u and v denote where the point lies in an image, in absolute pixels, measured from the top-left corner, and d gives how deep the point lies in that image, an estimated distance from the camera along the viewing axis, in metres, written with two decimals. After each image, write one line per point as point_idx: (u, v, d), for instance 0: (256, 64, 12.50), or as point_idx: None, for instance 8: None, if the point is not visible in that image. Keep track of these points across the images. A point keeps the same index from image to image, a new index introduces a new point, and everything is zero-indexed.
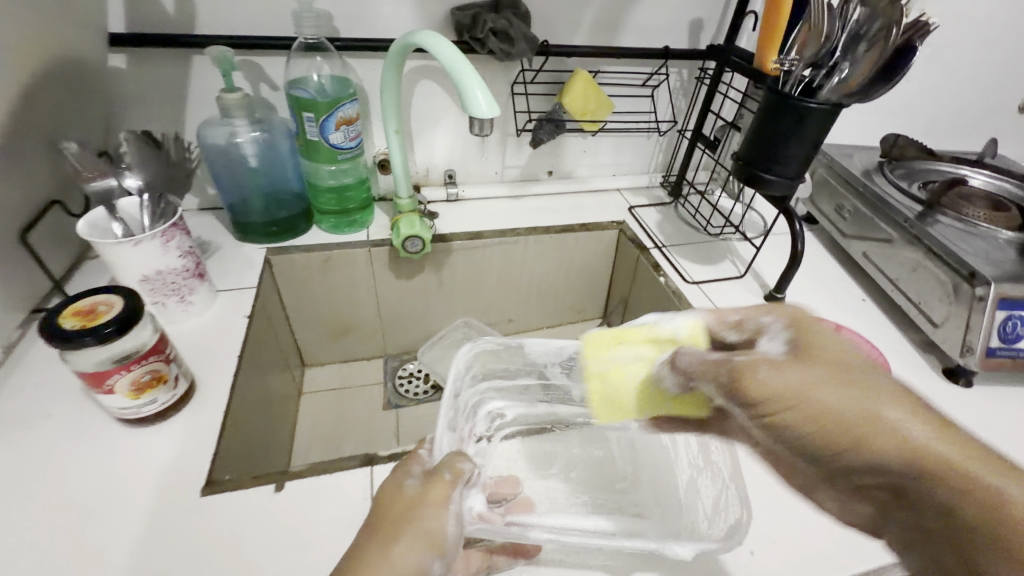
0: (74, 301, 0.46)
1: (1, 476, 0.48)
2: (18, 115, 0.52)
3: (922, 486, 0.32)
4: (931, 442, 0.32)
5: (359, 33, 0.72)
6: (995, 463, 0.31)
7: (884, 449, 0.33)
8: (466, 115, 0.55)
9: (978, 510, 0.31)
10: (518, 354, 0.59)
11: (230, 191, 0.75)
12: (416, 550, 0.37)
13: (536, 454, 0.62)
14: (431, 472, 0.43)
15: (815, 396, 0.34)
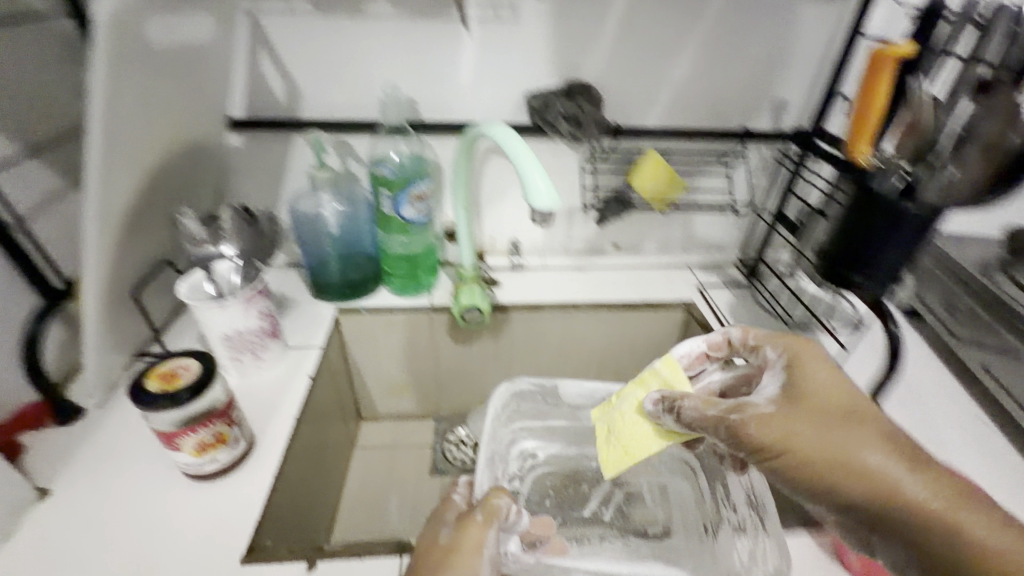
0: (161, 364, 0.51)
1: (80, 512, 0.53)
2: (151, 192, 0.60)
3: (896, 522, 0.40)
4: (898, 481, 0.40)
5: (438, 115, 0.78)
6: (950, 496, 0.39)
7: (862, 487, 0.41)
8: (527, 205, 0.56)
9: (942, 538, 0.38)
10: (551, 394, 0.69)
11: (311, 254, 0.81)
12: None
13: (564, 489, 0.75)
14: (463, 518, 0.49)
15: (800, 443, 0.44)
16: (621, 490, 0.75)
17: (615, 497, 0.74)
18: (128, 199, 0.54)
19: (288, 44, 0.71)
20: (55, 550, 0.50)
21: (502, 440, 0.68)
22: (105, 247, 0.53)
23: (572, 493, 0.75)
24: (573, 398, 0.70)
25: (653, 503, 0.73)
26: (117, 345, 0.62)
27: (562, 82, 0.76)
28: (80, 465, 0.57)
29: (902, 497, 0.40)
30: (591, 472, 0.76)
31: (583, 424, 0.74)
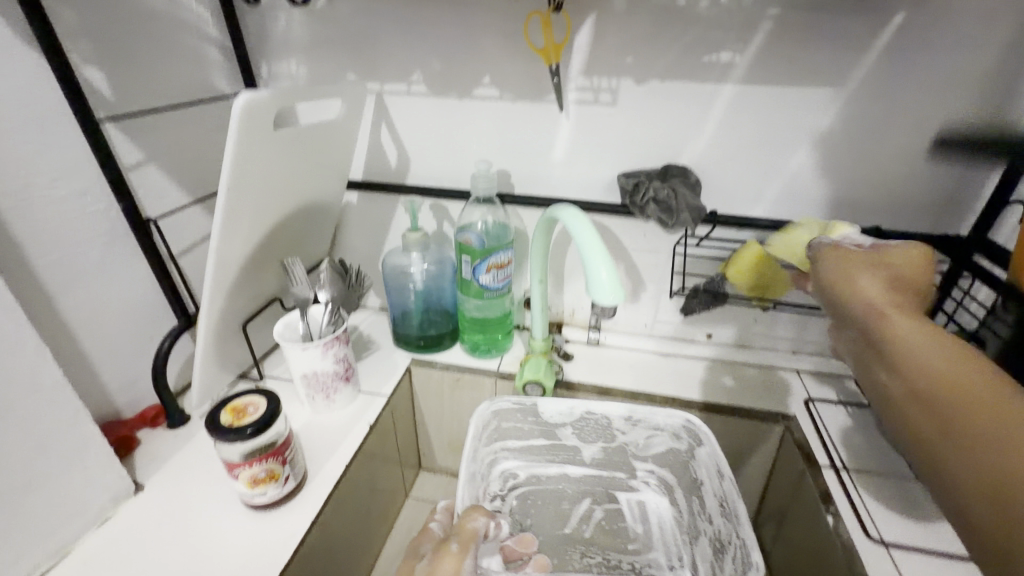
0: (236, 398, 0.57)
1: (160, 513, 0.61)
2: (271, 242, 0.70)
3: (893, 356, 0.40)
4: (915, 334, 0.40)
5: (530, 188, 0.79)
6: (978, 368, 0.36)
7: (912, 360, 0.39)
8: (589, 296, 0.53)
9: (952, 439, 0.35)
10: (531, 411, 0.79)
11: (397, 304, 0.86)
12: None
13: (547, 510, 0.79)
14: (437, 550, 0.57)
15: (857, 274, 0.46)
16: (599, 508, 0.79)
17: (596, 514, 0.79)
18: (246, 248, 0.64)
19: (404, 119, 0.79)
20: (127, 544, 0.57)
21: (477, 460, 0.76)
22: (221, 287, 0.63)
23: (553, 512, 0.79)
24: (553, 416, 0.79)
25: (634, 521, 0.78)
26: (221, 366, 0.72)
27: (658, 163, 0.73)
28: (172, 469, 0.66)
29: (941, 387, 0.37)
30: (572, 491, 0.80)
31: (563, 442, 0.81)
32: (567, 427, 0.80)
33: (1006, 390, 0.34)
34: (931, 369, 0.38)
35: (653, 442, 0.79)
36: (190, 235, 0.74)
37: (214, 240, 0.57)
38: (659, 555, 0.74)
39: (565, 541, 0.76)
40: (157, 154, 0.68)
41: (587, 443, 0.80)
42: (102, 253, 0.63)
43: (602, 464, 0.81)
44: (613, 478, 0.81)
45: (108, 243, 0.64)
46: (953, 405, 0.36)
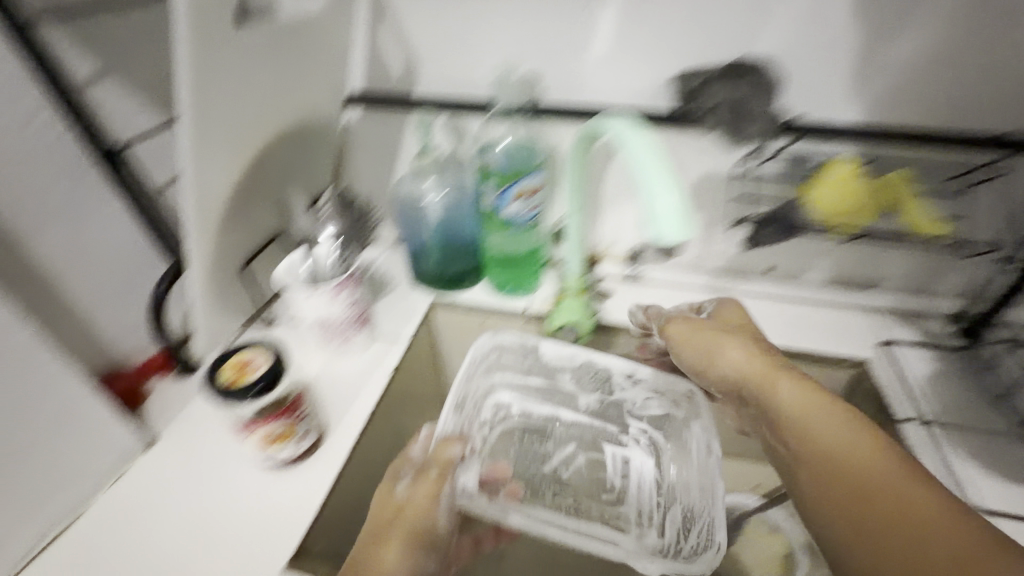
0: (237, 352, 0.51)
1: (175, 471, 0.57)
2: (261, 172, 0.60)
3: (824, 470, 0.46)
4: (828, 437, 0.48)
5: (562, 96, 0.65)
6: (893, 459, 0.44)
7: (868, 478, 0.43)
8: (658, 234, 0.46)
9: (862, 536, 0.42)
10: (533, 351, 0.72)
11: (412, 239, 0.77)
12: (405, 542, 0.50)
13: (528, 448, 0.73)
14: (419, 474, 0.56)
15: (736, 366, 0.59)
16: (583, 455, 0.73)
17: (577, 460, 0.73)
18: (229, 183, 0.54)
19: (406, 12, 0.64)
20: (142, 503, 0.54)
21: (471, 390, 0.70)
22: (208, 228, 0.54)
23: (537, 451, 0.73)
24: (550, 359, 0.72)
25: (613, 474, 0.71)
26: (224, 313, 0.65)
27: (727, 58, 0.58)
28: (184, 422, 0.62)
29: (875, 480, 0.43)
30: (559, 432, 0.74)
31: (560, 386, 0.74)
32: (566, 371, 0.73)
33: (928, 484, 0.42)
34: (862, 457, 0.45)
35: (650, 402, 0.71)
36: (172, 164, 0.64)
37: (186, 174, 0.48)
38: (629, 511, 0.67)
39: (542, 482, 0.71)
40: (115, 64, 0.56)
41: (584, 389, 0.73)
42: (69, 189, 0.55)
43: (595, 414, 0.74)
44: (603, 429, 0.73)
45: (74, 178, 0.55)
46: (894, 509, 0.41)
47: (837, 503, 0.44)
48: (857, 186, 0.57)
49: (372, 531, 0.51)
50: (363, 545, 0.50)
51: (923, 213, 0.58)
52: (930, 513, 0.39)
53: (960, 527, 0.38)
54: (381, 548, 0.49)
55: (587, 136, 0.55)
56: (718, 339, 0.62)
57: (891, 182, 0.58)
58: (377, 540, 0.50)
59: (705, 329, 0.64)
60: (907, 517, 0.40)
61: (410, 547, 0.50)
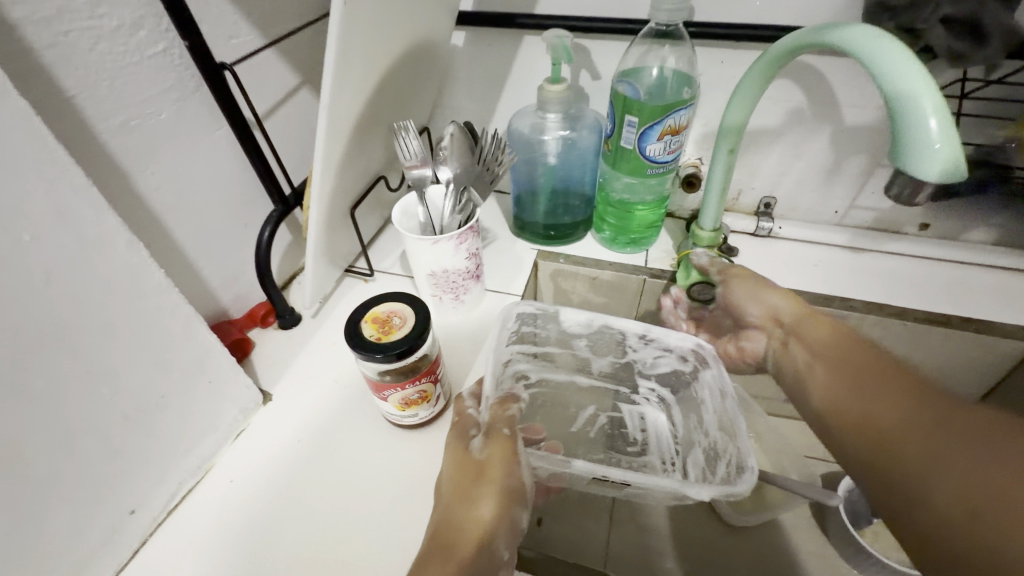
0: (373, 307, 0.46)
1: (291, 432, 0.53)
2: (379, 102, 0.52)
3: (845, 415, 0.43)
4: (852, 369, 0.45)
5: (721, 12, 0.55)
6: (923, 405, 0.38)
7: (890, 424, 0.39)
8: (915, 168, 0.35)
9: (879, 446, 0.39)
10: (555, 318, 0.60)
11: (520, 184, 0.70)
12: (497, 505, 0.41)
13: (553, 413, 0.66)
14: (489, 432, 0.45)
15: (748, 297, 0.57)
16: (603, 412, 0.68)
17: (599, 420, 0.68)
18: (357, 105, 0.47)
19: None
20: (267, 462, 0.51)
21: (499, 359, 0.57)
22: (333, 159, 0.47)
23: (560, 411, 0.67)
24: (570, 328, 0.61)
25: (631, 429, 0.67)
26: (331, 261, 0.60)
27: None
28: (296, 378, 0.57)
29: (894, 394, 0.40)
30: (578, 394, 0.68)
31: (574, 353, 0.64)
32: (581, 338, 0.63)
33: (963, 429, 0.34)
34: (880, 372, 0.43)
35: (661, 361, 0.62)
36: (273, 93, 0.57)
37: (325, 90, 0.41)
38: (653, 458, 0.63)
39: (572, 439, 0.66)
40: None
41: (599, 352, 0.64)
42: (175, 116, 0.48)
43: (609, 377, 0.67)
44: (614, 390, 0.67)
45: (179, 102, 0.48)
46: (891, 443, 0.38)
47: (862, 419, 0.41)
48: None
49: (452, 495, 0.42)
50: (445, 510, 0.41)
51: None
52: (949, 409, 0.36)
53: (985, 423, 0.33)
54: (465, 508, 0.40)
55: (801, 47, 0.45)
56: (756, 286, 0.57)
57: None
58: (463, 502, 0.41)
59: (750, 277, 0.58)
60: (918, 419, 0.37)
61: (500, 506, 0.41)
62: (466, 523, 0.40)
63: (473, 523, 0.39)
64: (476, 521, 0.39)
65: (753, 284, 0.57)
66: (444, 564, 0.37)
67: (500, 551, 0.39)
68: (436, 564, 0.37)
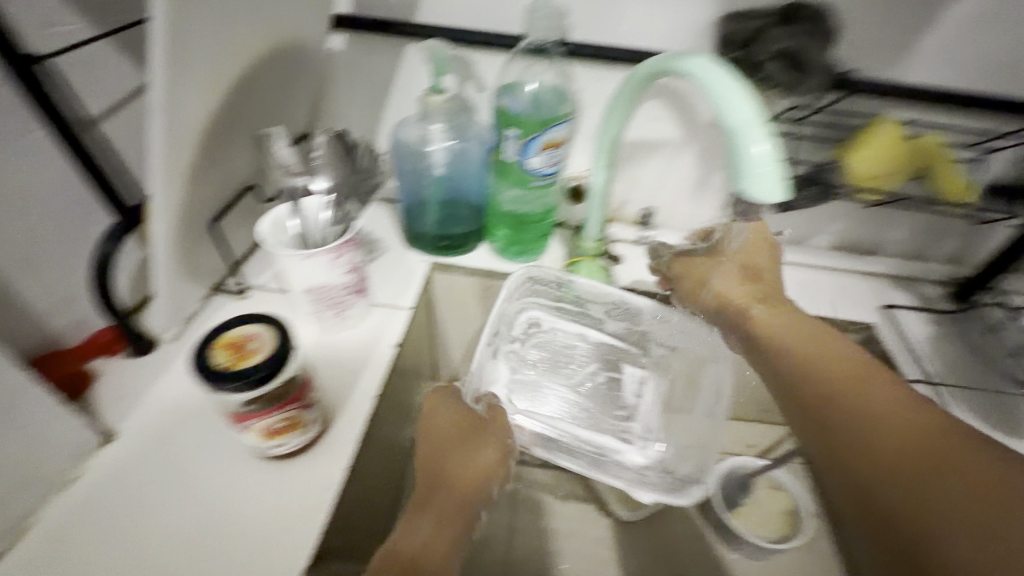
0: (226, 331, 0.41)
1: (139, 475, 0.47)
2: (237, 105, 0.48)
3: (873, 439, 0.37)
4: (874, 386, 0.40)
5: (593, 34, 0.58)
6: (970, 443, 0.34)
7: (937, 463, 0.33)
8: (745, 188, 0.38)
9: (861, 453, 0.37)
10: (564, 285, 0.65)
11: (409, 196, 0.68)
12: (490, 454, 0.48)
13: (553, 359, 0.70)
14: (489, 405, 0.54)
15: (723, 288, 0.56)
16: (604, 373, 0.69)
17: (597, 378, 0.69)
18: (206, 110, 0.43)
19: None
20: (107, 512, 0.44)
21: (507, 313, 0.65)
22: (178, 168, 0.42)
23: (559, 363, 0.70)
24: (584, 290, 0.66)
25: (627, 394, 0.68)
26: (189, 280, 0.54)
27: (782, 2, 0.53)
28: (149, 411, 0.51)
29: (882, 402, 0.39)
30: (583, 352, 0.70)
31: (588, 312, 0.69)
32: (596, 302, 0.67)
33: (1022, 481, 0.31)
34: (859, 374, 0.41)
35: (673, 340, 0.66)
36: (110, 89, 0.50)
37: (155, 94, 0.36)
38: (638, 427, 0.66)
39: (567, 393, 0.68)
40: None
41: (612, 318, 0.68)
42: None
43: (622, 339, 0.69)
44: (625, 350, 0.69)
45: None
46: (944, 480, 0.32)
47: (838, 425, 0.39)
48: (900, 150, 0.56)
49: (456, 438, 0.49)
50: (448, 448, 0.48)
51: (958, 176, 0.57)
52: (940, 429, 0.35)
53: (981, 453, 0.33)
54: (469, 452, 0.47)
55: (653, 75, 0.46)
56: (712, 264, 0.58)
57: (924, 143, 0.56)
58: (466, 445, 0.48)
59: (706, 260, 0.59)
60: (905, 433, 0.36)
61: (499, 455, 0.49)
62: (470, 466, 0.47)
63: (467, 467, 0.46)
64: (476, 465, 0.47)
65: (713, 265, 0.58)
66: (451, 495, 0.44)
67: (493, 488, 0.47)
68: (443, 496, 0.44)
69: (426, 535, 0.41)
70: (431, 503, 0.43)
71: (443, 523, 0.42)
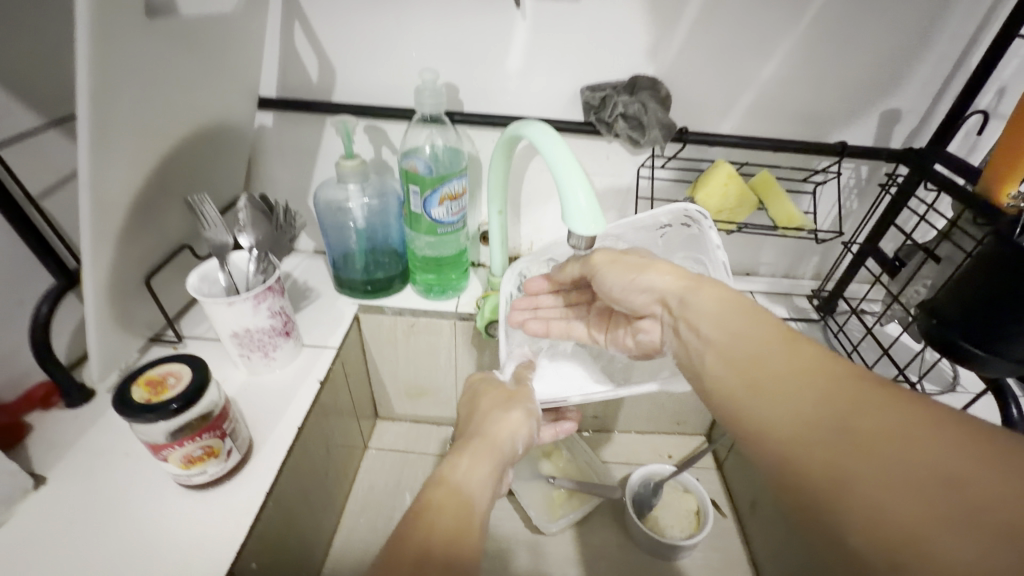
0: (148, 370, 0.47)
1: (67, 514, 0.50)
2: (165, 178, 0.56)
3: (818, 432, 0.31)
4: (803, 365, 0.34)
5: (481, 106, 0.69)
6: (936, 421, 0.28)
7: (904, 454, 0.27)
8: (568, 226, 0.47)
9: (816, 463, 0.30)
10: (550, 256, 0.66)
11: (336, 247, 0.76)
12: (520, 414, 0.49)
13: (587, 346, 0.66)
14: (519, 376, 0.55)
15: (641, 272, 0.48)
16: None
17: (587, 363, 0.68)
18: (132, 182, 0.50)
19: (325, 19, 0.64)
20: (30, 551, 0.47)
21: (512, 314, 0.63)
22: (108, 232, 0.50)
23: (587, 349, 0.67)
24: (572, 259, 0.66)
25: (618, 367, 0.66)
26: (124, 331, 0.59)
27: (626, 75, 0.66)
28: (81, 456, 0.55)
29: (823, 390, 0.32)
30: None
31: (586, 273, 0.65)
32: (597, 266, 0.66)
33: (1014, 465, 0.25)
34: (789, 361, 0.35)
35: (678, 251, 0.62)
36: (55, 170, 0.57)
37: (84, 173, 0.44)
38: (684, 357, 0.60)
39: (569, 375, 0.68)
40: None
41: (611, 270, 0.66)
42: None
43: None
44: None
45: None
46: (913, 477, 0.26)
47: (784, 423, 0.33)
48: (736, 186, 0.67)
49: (488, 405, 0.51)
50: (481, 413, 0.50)
51: (791, 207, 0.67)
52: (900, 409, 0.29)
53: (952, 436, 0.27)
54: (500, 415, 0.49)
55: (512, 138, 0.57)
56: (641, 263, 0.49)
57: (759, 180, 0.69)
58: (498, 409, 0.49)
59: (630, 256, 0.50)
60: (857, 425, 0.29)
61: (530, 417, 0.50)
62: (500, 427, 0.47)
63: (495, 424, 0.47)
64: (506, 425, 0.48)
65: (638, 265, 0.49)
66: (483, 445, 0.45)
67: (518, 447, 0.48)
68: (477, 442, 0.45)
69: (463, 474, 0.42)
70: (464, 449, 0.45)
71: (481, 466, 0.43)
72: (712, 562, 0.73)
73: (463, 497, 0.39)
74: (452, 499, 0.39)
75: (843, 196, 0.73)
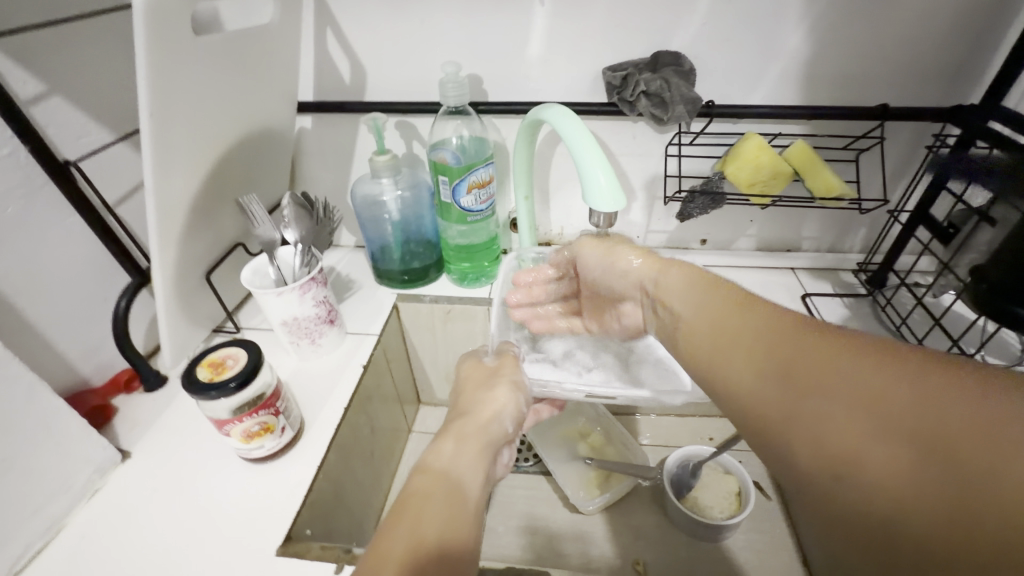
0: (209, 354, 0.53)
1: (149, 483, 0.57)
2: (219, 181, 0.62)
3: (763, 386, 0.32)
4: (746, 323, 0.35)
5: (505, 94, 0.71)
6: (857, 350, 0.29)
7: (837, 389, 0.28)
8: (587, 203, 0.48)
9: (767, 416, 0.31)
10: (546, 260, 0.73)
11: (373, 241, 0.80)
12: (506, 393, 0.51)
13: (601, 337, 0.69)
14: (500, 352, 0.59)
15: (614, 254, 0.52)
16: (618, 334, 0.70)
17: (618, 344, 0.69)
18: (191, 186, 0.56)
19: (354, 23, 0.67)
20: (119, 515, 0.54)
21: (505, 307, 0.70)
22: (172, 232, 0.56)
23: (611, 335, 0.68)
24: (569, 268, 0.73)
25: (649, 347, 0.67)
26: (189, 323, 0.66)
27: (649, 52, 0.65)
28: (158, 433, 0.62)
29: (765, 344, 0.33)
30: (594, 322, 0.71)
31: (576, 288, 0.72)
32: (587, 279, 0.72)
33: (933, 373, 0.26)
34: (737, 323, 0.36)
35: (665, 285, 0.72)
36: (124, 180, 0.64)
37: (149, 180, 0.49)
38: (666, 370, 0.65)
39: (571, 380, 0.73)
40: (66, 83, 0.56)
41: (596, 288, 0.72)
42: (23, 208, 0.54)
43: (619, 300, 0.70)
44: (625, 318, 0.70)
45: (29, 196, 0.54)
46: (850, 411, 0.27)
47: (739, 384, 0.34)
48: (766, 157, 0.65)
49: (470, 387, 0.53)
50: (467, 396, 0.52)
51: (829, 176, 0.64)
52: (827, 345, 0.30)
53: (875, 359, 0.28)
54: (483, 397, 0.51)
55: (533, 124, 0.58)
56: (612, 251, 0.53)
57: (795, 150, 0.65)
58: (483, 390, 0.52)
59: (608, 244, 0.54)
60: (792, 370, 0.31)
61: (513, 391, 0.52)
62: (484, 412, 0.49)
63: (481, 405, 0.49)
64: (489, 407, 0.49)
65: (610, 245, 0.54)
66: (467, 429, 0.46)
67: (507, 426, 0.49)
68: (460, 425, 0.47)
69: (449, 458, 0.43)
70: (449, 434, 0.46)
71: (462, 451, 0.44)
72: (755, 543, 0.72)
73: (450, 480, 0.40)
74: (436, 482, 0.40)
75: (887, 162, 0.70)
